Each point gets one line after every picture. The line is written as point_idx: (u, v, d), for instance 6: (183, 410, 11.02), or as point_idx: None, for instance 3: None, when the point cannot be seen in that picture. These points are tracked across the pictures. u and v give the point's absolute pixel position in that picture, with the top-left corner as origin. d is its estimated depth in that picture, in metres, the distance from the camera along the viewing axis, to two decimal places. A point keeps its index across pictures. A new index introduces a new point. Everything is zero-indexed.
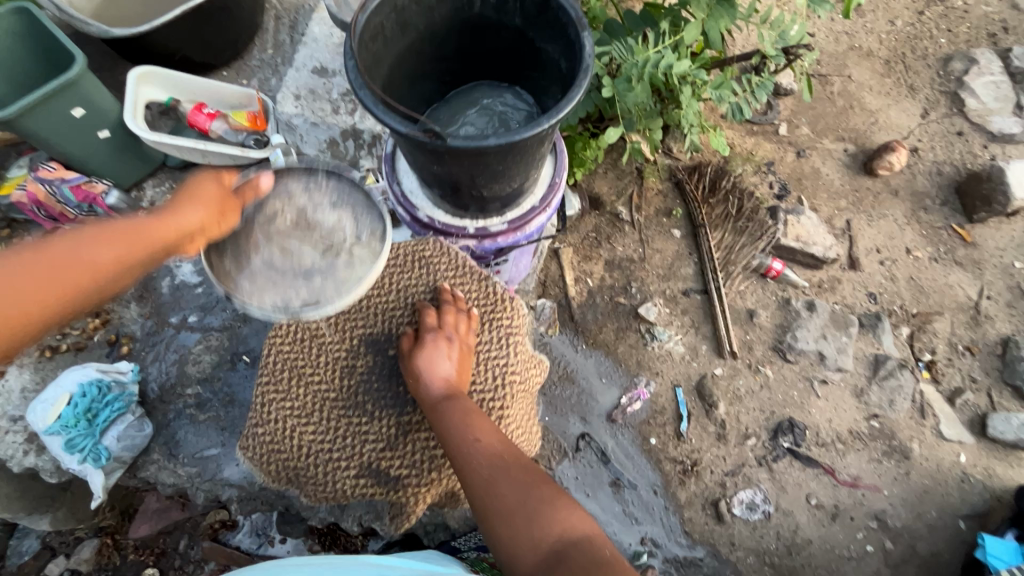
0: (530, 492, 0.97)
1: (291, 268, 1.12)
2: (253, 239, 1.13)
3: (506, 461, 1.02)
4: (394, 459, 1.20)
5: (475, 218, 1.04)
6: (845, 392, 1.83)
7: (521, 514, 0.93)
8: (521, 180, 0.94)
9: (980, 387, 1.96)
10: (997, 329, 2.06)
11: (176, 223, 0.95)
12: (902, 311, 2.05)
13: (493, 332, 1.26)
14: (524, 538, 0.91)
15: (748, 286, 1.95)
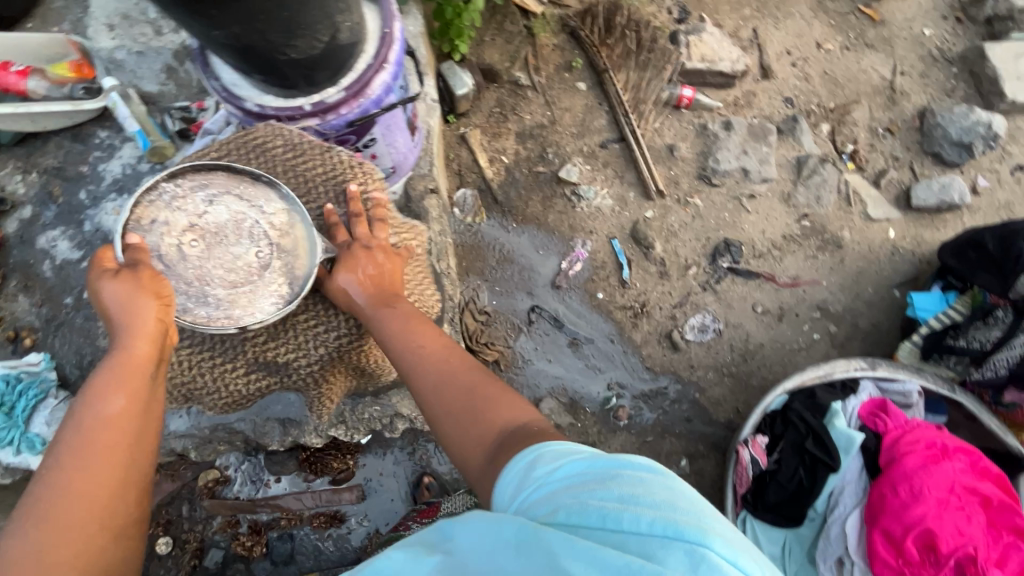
0: (465, 399, 0.87)
1: (243, 271, 0.97)
2: (189, 280, 0.95)
3: (441, 359, 0.94)
4: (281, 349, 1.04)
5: (309, 93, 0.99)
6: (773, 200, 1.85)
7: (468, 415, 0.84)
8: (329, 30, 0.87)
9: (903, 164, 2.00)
10: (913, 103, 2.06)
11: (143, 334, 0.85)
12: (820, 108, 2.03)
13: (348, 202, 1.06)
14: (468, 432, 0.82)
15: (663, 121, 1.90)
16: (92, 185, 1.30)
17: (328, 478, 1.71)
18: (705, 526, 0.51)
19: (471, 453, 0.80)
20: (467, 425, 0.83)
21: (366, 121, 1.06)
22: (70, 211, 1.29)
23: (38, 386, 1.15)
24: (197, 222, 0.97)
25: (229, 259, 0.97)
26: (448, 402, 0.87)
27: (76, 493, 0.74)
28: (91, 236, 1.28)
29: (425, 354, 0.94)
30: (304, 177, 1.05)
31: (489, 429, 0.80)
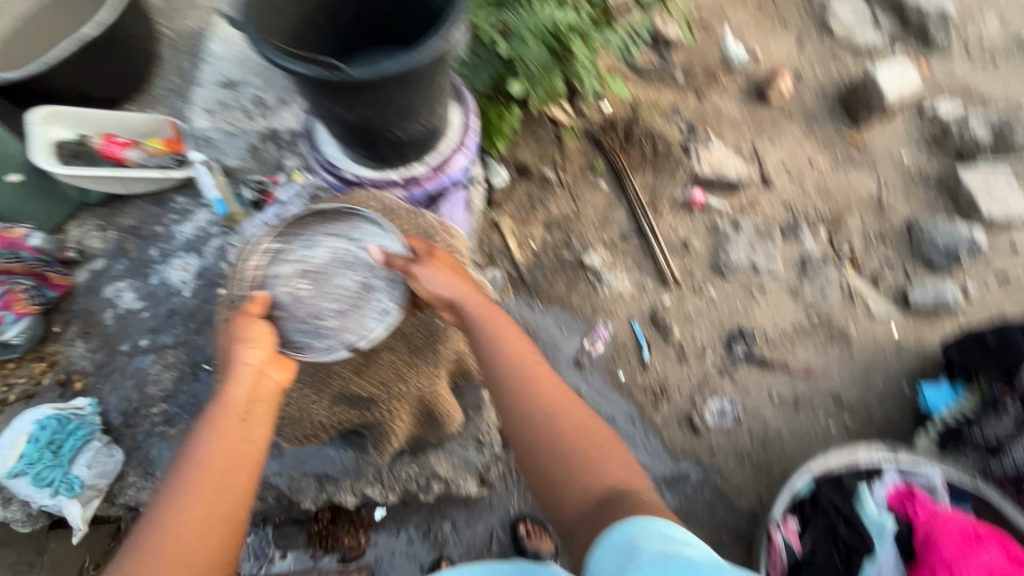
0: (579, 444, 0.98)
1: (348, 299, 1.14)
2: (304, 317, 1.11)
3: (552, 405, 1.03)
4: (363, 384, 1.22)
5: (398, 169, 1.34)
6: (782, 294, 1.98)
7: (573, 464, 0.97)
8: (422, 120, 1.20)
9: (897, 267, 2.17)
10: (900, 214, 2.29)
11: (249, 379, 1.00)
12: (817, 214, 2.24)
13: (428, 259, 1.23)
14: (574, 480, 0.95)
15: (677, 218, 2.09)
16: (163, 243, 1.41)
17: (337, 555, 1.63)
18: None
19: (571, 504, 0.94)
20: (566, 481, 0.96)
21: (440, 194, 1.38)
22: (139, 266, 1.39)
23: (87, 427, 1.16)
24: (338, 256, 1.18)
25: (335, 293, 1.14)
26: (551, 450, 0.98)
27: (187, 517, 0.85)
28: (155, 288, 1.35)
29: (535, 395, 1.03)
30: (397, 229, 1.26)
31: (595, 486, 0.94)
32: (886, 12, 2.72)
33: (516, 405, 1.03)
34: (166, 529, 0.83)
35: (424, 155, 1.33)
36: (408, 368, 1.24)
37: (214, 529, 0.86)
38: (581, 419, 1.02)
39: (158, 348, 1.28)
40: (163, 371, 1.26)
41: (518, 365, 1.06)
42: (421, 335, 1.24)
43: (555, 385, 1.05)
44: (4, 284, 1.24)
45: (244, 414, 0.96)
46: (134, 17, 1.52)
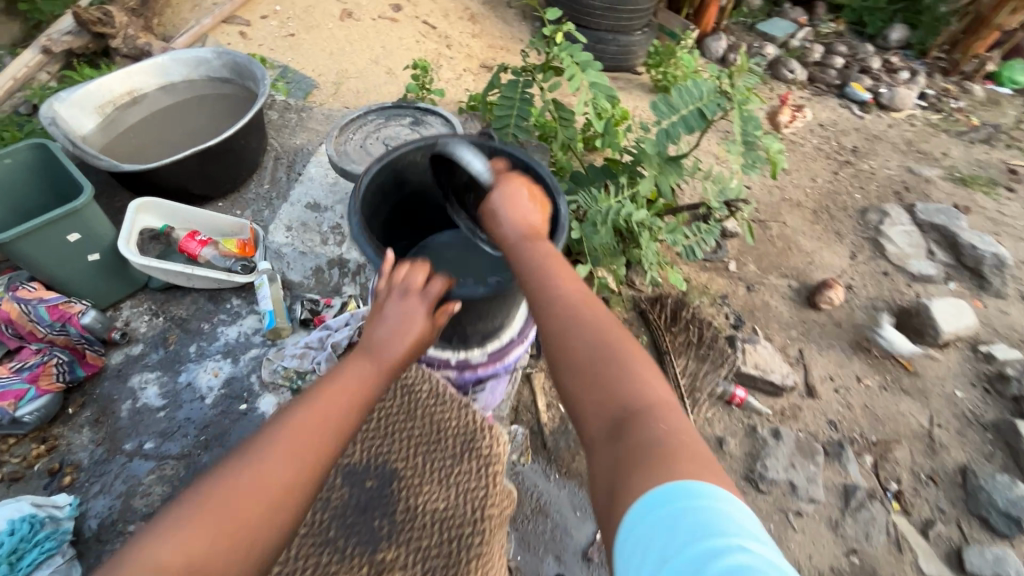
0: (619, 341, 0.83)
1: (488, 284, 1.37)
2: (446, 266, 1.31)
3: (580, 303, 0.89)
4: None
5: (457, 351, 1.47)
6: (820, 524, 1.81)
7: (606, 360, 0.81)
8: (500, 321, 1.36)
9: (950, 518, 1.97)
10: (954, 457, 2.13)
11: (347, 377, 0.95)
12: (862, 438, 2.12)
13: (469, 467, 1.41)
14: (608, 395, 0.78)
15: (715, 412, 2.01)
16: (204, 343, 1.41)
17: None
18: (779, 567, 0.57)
19: (591, 415, 0.78)
20: (585, 376, 0.81)
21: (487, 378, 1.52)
22: (173, 360, 1.38)
23: (55, 538, 1.07)
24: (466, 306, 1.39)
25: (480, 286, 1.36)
26: (579, 346, 0.83)
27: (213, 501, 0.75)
28: (180, 388, 1.33)
29: (560, 267, 0.98)
30: (443, 436, 1.46)
31: (638, 406, 0.75)
32: (940, 246, 2.81)
33: (543, 288, 0.93)
34: (174, 542, 0.70)
35: (484, 342, 1.45)
36: None
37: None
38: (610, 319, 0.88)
39: (160, 456, 1.22)
40: (155, 483, 1.19)
41: (551, 267, 0.97)
42: (445, 539, 1.29)
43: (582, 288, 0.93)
44: (43, 355, 1.26)
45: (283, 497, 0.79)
46: (252, 134, 1.69)
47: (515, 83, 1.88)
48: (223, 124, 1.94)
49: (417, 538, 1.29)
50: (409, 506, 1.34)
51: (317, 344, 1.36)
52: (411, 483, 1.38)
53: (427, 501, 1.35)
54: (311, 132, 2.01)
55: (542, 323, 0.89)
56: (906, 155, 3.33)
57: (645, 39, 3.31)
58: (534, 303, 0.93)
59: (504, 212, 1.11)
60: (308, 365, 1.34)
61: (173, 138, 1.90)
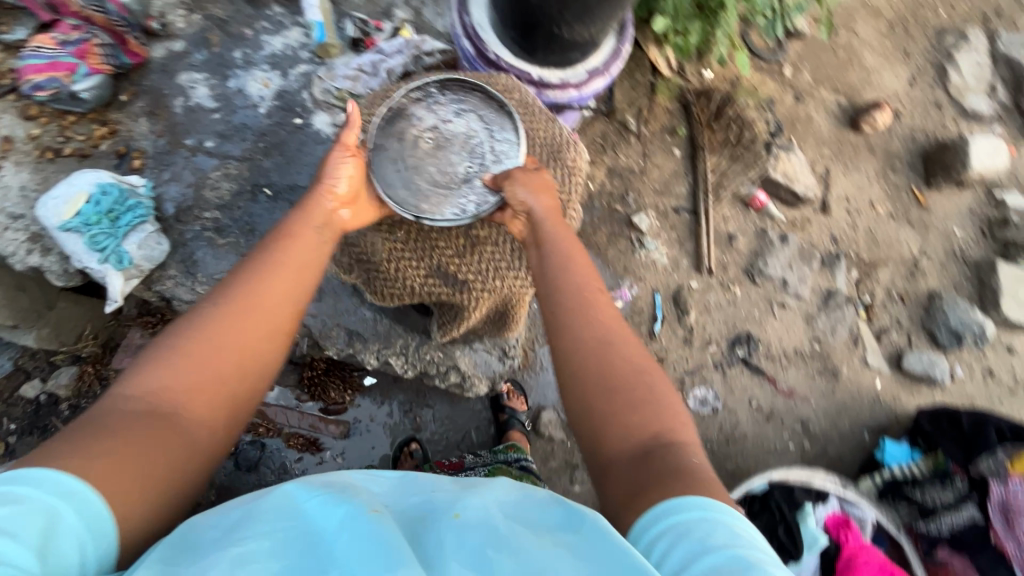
0: (627, 365, 0.90)
1: (449, 177, 1.16)
2: (423, 169, 1.16)
3: (614, 329, 0.96)
4: (461, 265, 1.23)
5: (537, 65, 1.32)
6: (797, 316, 2.05)
7: (624, 392, 0.87)
8: (601, 25, 1.21)
9: (904, 329, 2.25)
10: (928, 283, 2.34)
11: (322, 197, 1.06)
12: (856, 255, 2.27)
13: (560, 169, 1.24)
14: (617, 425, 0.85)
15: (732, 212, 2.09)
16: (250, 50, 1.33)
17: (320, 405, 1.71)
18: None
19: (615, 440, 0.84)
20: (610, 403, 0.86)
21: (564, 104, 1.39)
22: (220, 64, 1.31)
23: (143, 208, 1.13)
24: (443, 125, 1.20)
25: (446, 164, 1.18)
26: (603, 377, 0.89)
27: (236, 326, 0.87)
28: (232, 93, 1.30)
29: (576, 263, 1.05)
30: (530, 138, 1.24)
31: (645, 426, 0.84)
32: (1005, 85, 2.63)
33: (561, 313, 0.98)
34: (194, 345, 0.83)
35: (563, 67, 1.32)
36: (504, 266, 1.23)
37: (286, 317, 0.93)
38: (642, 365, 0.91)
39: (223, 157, 1.25)
40: (222, 180, 1.23)
41: (581, 287, 1.01)
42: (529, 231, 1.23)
43: (610, 313, 0.98)
44: (84, 33, 1.18)
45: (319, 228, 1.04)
46: None
47: None
48: None
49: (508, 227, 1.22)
50: None
51: (370, 68, 1.32)
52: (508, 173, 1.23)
53: None
54: None
55: (567, 350, 0.94)
56: None
57: None
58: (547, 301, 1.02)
59: (536, 198, 1.09)
60: (360, 89, 1.32)
61: None
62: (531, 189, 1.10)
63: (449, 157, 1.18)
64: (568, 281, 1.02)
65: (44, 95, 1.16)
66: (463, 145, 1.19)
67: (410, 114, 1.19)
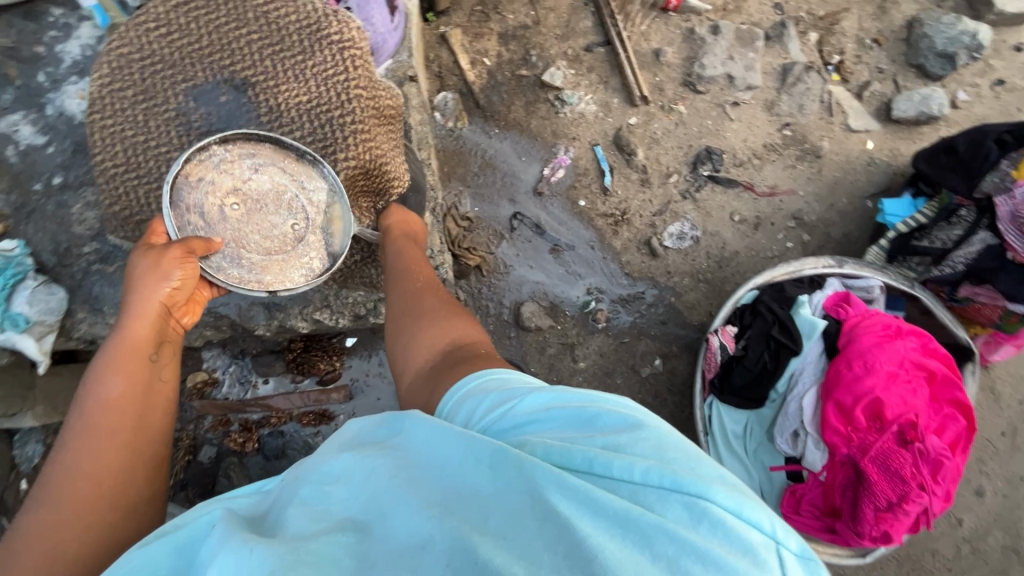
0: (434, 304, 1.00)
1: (280, 241, 1.05)
2: (240, 241, 1.03)
3: (430, 286, 1.06)
4: None
5: None
6: (757, 108, 1.85)
7: (427, 318, 0.96)
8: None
9: (886, 76, 1.98)
10: (902, 13, 2.02)
11: (144, 316, 0.91)
12: (809, 16, 1.98)
13: (325, 52, 1.05)
14: (422, 339, 0.91)
15: (650, 25, 1.85)
16: (51, 68, 1.23)
17: (315, 379, 1.76)
18: (687, 463, 0.53)
19: (421, 353, 0.89)
20: (421, 327, 0.94)
21: None
22: (29, 95, 1.23)
23: (15, 266, 1.11)
24: (240, 185, 1.02)
25: (266, 228, 1.04)
26: (411, 315, 0.99)
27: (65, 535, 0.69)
28: (54, 120, 1.22)
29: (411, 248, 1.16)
30: (279, 26, 1.04)
31: (443, 336, 0.91)
32: None
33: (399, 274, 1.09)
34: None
35: None
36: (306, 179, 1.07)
37: (132, 491, 0.78)
38: (450, 305, 1.01)
39: (77, 187, 1.21)
40: (86, 209, 1.20)
41: (407, 249, 1.15)
42: (315, 130, 1.06)
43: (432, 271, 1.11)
44: None
45: (151, 353, 0.90)
46: None
47: None
48: None
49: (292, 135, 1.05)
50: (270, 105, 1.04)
51: None
52: (270, 76, 1.04)
53: (292, 96, 1.05)
54: None
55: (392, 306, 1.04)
56: None
57: None
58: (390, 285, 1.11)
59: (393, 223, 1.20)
60: None
61: None
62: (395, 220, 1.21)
63: (269, 219, 1.05)
64: (404, 260, 1.12)
65: None
66: (278, 202, 1.04)
67: (199, 187, 0.99)
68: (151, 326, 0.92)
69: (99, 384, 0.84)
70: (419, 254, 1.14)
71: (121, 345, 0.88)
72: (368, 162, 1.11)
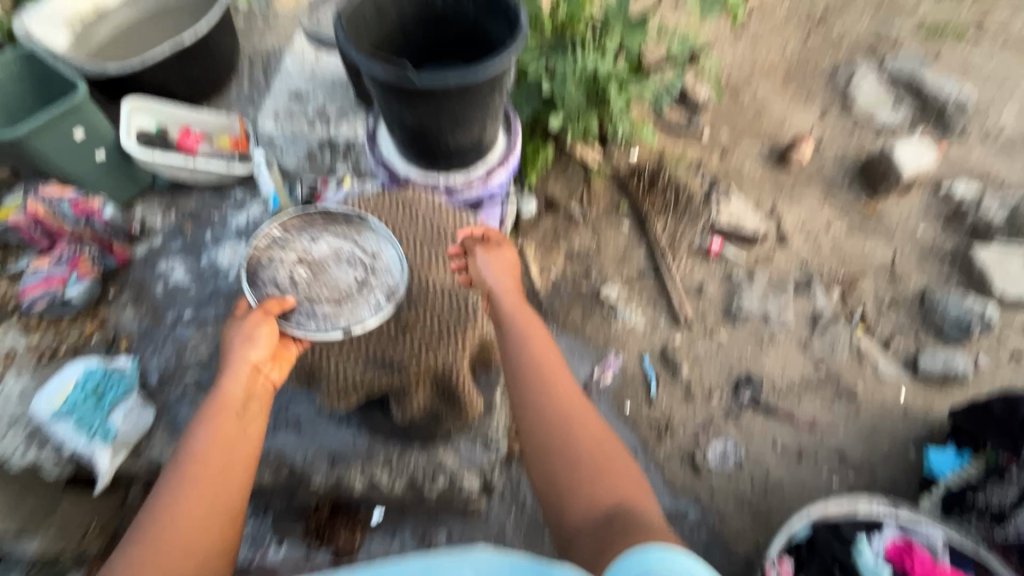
0: (584, 444, 0.97)
1: (342, 292, 1.24)
2: (311, 294, 1.22)
3: (564, 399, 1.04)
4: (395, 350, 1.28)
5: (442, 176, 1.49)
6: (792, 345, 2.03)
7: (591, 466, 0.94)
8: (478, 127, 1.40)
9: (908, 334, 2.19)
10: (913, 284, 2.32)
11: (240, 375, 1.07)
12: (831, 275, 2.30)
13: (472, 252, 1.35)
14: (580, 495, 0.92)
15: (694, 264, 2.18)
16: (218, 228, 1.53)
17: (332, 551, 1.64)
18: None
19: (579, 508, 0.90)
20: (578, 478, 0.93)
21: (475, 200, 1.53)
22: (194, 245, 1.51)
23: (126, 381, 1.24)
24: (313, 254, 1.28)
25: (334, 286, 1.24)
26: (560, 444, 0.97)
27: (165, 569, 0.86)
28: (204, 268, 1.47)
29: (532, 337, 1.13)
30: (441, 229, 1.37)
31: (605, 497, 0.90)
32: (907, 97, 2.86)
33: (535, 403, 1.03)
34: None
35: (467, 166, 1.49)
36: (434, 342, 1.29)
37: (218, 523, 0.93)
38: (594, 435, 0.99)
39: (199, 321, 1.38)
40: (201, 341, 1.35)
41: (539, 367, 1.08)
42: (451, 308, 1.30)
43: (567, 388, 1.06)
44: (76, 248, 1.39)
45: (240, 409, 1.04)
46: (224, 30, 1.71)
47: None
48: (189, 19, 1.89)
49: (433, 308, 1.31)
50: (422, 284, 1.32)
51: None
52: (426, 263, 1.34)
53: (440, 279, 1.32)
54: (280, 33, 2.04)
55: (528, 413, 1.03)
56: (878, 11, 3.26)
57: None
58: (514, 384, 1.08)
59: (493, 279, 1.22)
60: None
61: (143, 40, 1.85)
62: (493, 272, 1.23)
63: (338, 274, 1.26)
64: (532, 359, 1.09)
65: (40, 306, 1.32)
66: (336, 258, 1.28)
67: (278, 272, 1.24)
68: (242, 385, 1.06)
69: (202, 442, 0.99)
70: (546, 354, 1.10)
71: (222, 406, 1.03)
72: (486, 337, 1.34)
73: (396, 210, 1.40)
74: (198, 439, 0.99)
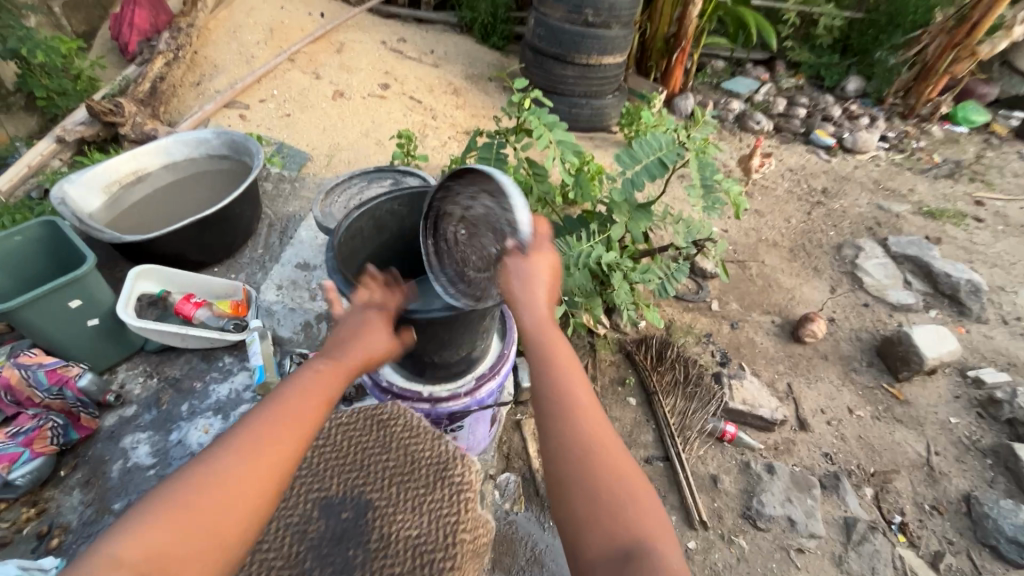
0: (610, 492, 0.81)
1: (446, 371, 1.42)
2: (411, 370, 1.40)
3: (592, 431, 0.88)
4: None
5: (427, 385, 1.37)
6: (825, 560, 1.77)
7: (602, 514, 0.80)
8: (465, 346, 1.28)
9: (960, 550, 1.91)
10: (956, 485, 2.08)
11: (347, 357, 0.99)
12: (861, 470, 2.08)
13: (444, 493, 1.19)
14: (601, 539, 0.78)
15: (707, 450, 2.01)
16: (196, 400, 1.45)
17: None
18: None
19: (592, 543, 0.78)
20: (597, 517, 0.80)
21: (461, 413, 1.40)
22: (166, 419, 1.42)
23: None
24: None
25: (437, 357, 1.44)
26: (585, 474, 0.82)
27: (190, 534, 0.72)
28: (171, 446, 1.36)
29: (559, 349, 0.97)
30: (411, 464, 1.23)
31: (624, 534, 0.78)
32: (917, 276, 2.87)
33: (556, 421, 0.88)
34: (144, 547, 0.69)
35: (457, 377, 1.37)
36: None
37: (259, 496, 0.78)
38: (616, 458, 0.85)
39: None
40: None
41: (567, 393, 0.90)
42: None
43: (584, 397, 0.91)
44: (39, 419, 1.28)
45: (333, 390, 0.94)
46: (247, 202, 1.81)
47: (490, 144, 2.03)
48: (221, 186, 2.01)
49: None
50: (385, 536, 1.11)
51: None
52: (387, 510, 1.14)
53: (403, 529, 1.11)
54: (303, 199, 2.17)
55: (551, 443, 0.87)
56: (875, 192, 3.42)
57: (617, 101, 3.53)
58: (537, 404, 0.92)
59: (529, 282, 1.02)
60: None
61: (173, 203, 1.96)
62: (530, 265, 1.04)
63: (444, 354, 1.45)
64: (557, 381, 0.92)
65: None
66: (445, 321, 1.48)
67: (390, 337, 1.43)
68: (349, 363, 0.99)
69: (262, 411, 0.85)
70: (569, 364, 0.95)
71: (309, 376, 0.92)
72: None
73: (365, 434, 1.28)
74: (268, 409, 0.85)
